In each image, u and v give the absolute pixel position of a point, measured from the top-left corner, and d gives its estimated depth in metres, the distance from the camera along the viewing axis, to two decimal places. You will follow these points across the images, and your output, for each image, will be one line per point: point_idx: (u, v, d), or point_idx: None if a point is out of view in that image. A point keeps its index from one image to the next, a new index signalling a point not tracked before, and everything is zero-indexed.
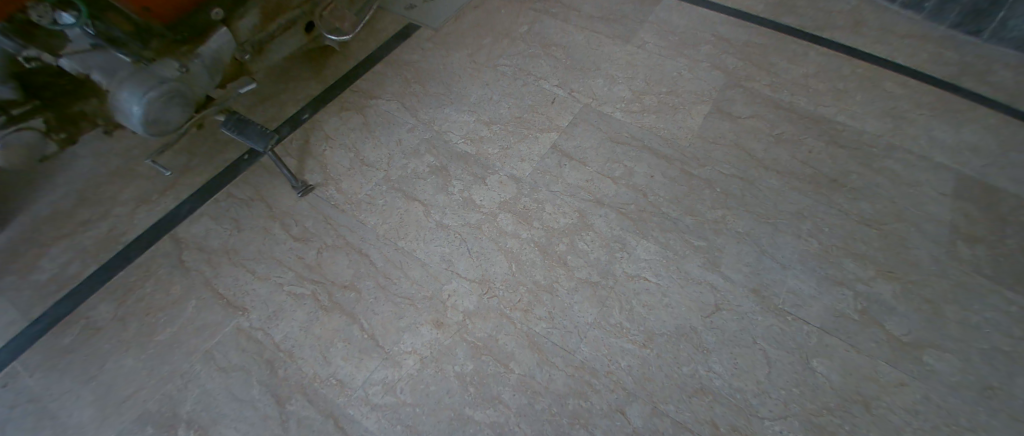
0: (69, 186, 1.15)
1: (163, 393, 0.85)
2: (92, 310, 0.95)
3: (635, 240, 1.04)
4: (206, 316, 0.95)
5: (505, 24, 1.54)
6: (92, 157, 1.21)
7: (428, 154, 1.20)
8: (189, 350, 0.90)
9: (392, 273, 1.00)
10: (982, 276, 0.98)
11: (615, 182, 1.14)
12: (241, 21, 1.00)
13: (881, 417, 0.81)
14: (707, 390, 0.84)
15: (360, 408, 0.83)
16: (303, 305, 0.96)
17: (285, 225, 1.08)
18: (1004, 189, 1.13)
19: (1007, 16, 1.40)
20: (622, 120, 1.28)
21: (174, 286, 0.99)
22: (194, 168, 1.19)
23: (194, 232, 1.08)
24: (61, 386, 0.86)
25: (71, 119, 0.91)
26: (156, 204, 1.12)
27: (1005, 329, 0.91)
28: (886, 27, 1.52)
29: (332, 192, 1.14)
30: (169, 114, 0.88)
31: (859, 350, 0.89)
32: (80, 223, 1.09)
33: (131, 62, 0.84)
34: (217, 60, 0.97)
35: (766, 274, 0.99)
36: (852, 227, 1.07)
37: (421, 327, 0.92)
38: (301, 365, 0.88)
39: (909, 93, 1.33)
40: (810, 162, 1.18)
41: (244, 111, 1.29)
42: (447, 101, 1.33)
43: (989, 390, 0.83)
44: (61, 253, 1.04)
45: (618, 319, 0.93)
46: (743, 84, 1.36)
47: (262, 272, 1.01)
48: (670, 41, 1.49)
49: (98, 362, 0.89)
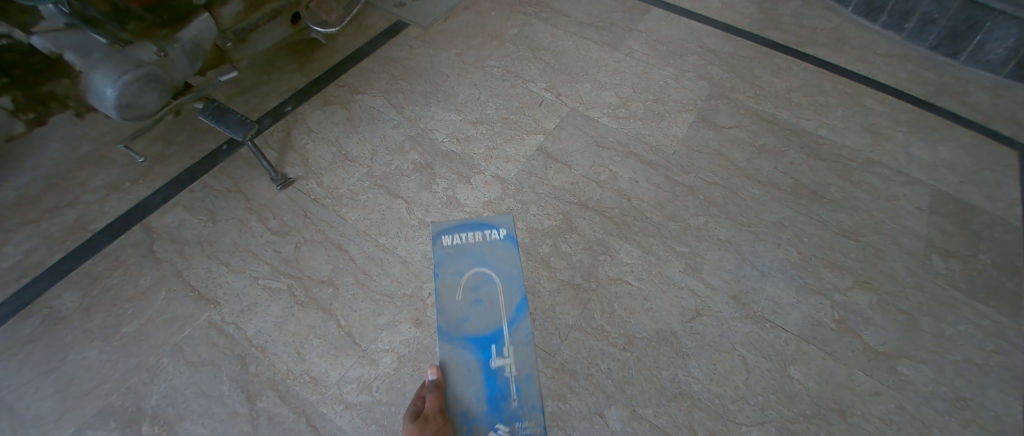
0: (37, 171, 1.11)
1: (126, 387, 0.82)
2: (55, 300, 0.92)
3: (618, 244, 1.05)
4: (176, 308, 0.92)
5: (495, 27, 1.54)
6: (63, 142, 1.17)
7: (414, 152, 1.19)
8: (156, 343, 0.88)
9: (372, 270, 0.98)
10: (956, 289, 1.00)
11: (600, 186, 1.15)
12: (224, 9, 0.99)
13: (855, 424, 0.82)
14: (686, 394, 0.85)
15: (334, 406, 0.82)
16: (279, 299, 0.94)
17: (262, 218, 1.06)
18: (979, 205, 1.16)
19: (984, 39, 1.44)
20: (608, 125, 1.29)
21: (143, 276, 0.96)
22: (171, 157, 1.16)
23: (167, 223, 1.05)
24: (18, 377, 0.83)
25: (42, 99, 0.86)
26: (129, 193, 1.09)
27: (977, 341, 0.93)
28: (867, 45, 1.57)
29: (313, 186, 1.12)
30: (145, 99, 0.86)
31: (834, 359, 0.90)
32: (47, 210, 1.05)
33: (106, 43, 0.83)
34: (198, 47, 0.94)
35: (746, 282, 1.00)
36: (830, 237, 1.08)
37: (400, 325, 0.91)
38: (273, 361, 0.86)
39: (888, 109, 1.37)
40: (790, 173, 1.20)
41: (225, 101, 1.27)
42: (435, 100, 1.32)
43: (960, 401, 0.85)
44: (26, 240, 1.00)
45: (599, 322, 0.93)
46: (727, 95, 1.39)
47: (236, 266, 0.98)
48: (658, 50, 1.51)
49: (58, 354, 0.85)
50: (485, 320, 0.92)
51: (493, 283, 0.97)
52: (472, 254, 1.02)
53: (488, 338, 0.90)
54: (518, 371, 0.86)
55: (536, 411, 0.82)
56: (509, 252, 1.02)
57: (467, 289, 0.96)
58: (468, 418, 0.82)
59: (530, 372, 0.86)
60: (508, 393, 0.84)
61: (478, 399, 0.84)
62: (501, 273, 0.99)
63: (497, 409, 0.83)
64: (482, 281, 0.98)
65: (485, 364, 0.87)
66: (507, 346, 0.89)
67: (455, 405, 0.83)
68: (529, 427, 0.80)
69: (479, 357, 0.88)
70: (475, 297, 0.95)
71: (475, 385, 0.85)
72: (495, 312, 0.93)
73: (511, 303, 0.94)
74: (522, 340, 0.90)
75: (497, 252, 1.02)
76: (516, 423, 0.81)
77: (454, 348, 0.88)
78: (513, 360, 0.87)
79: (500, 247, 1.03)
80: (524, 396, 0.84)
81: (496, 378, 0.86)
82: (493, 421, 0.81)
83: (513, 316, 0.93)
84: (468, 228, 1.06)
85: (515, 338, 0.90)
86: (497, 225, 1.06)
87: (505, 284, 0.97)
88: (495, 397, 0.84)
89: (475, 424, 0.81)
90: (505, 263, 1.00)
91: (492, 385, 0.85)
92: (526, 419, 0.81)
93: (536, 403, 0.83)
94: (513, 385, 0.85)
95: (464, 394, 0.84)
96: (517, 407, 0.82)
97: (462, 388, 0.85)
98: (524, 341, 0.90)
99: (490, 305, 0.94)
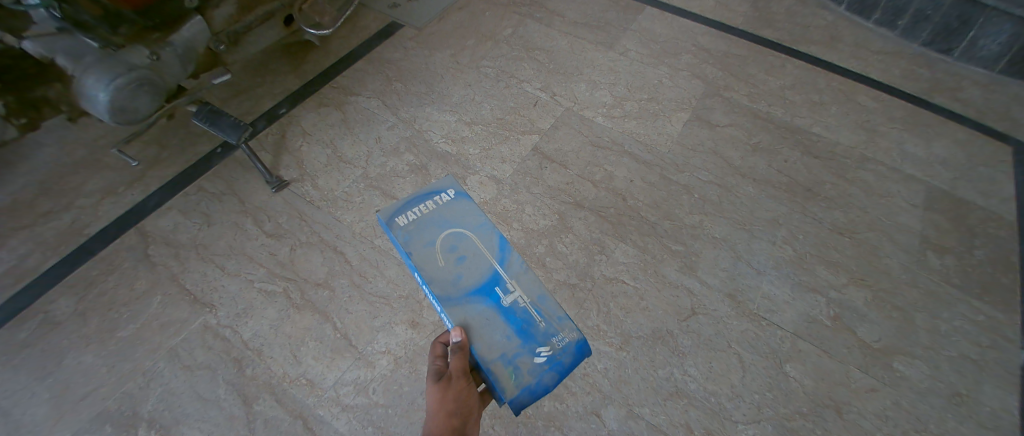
0: (30, 176, 1.11)
1: (122, 391, 0.82)
2: (51, 305, 0.92)
3: (614, 243, 1.05)
4: (171, 312, 0.92)
5: (489, 27, 1.54)
6: (57, 147, 1.16)
7: (409, 153, 1.19)
8: (151, 347, 0.87)
9: (367, 272, 0.98)
10: (950, 284, 1.01)
11: (595, 186, 1.15)
12: (217, 10, 0.98)
13: (851, 421, 0.83)
14: (682, 393, 0.85)
15: (331, 409, 0.82)
16: (274, 302, 0.94)
17: (257, 221, 1.06)
18: (973, 201, 1.17)
19: (977, 35, 1.45)
20: (603, 125, 1.29)
21: (138, 281, 0.96)
22: (165, 160, 1.16)
23: (162, 226, 1.04)
24: (13, 383, 0.83)
25: (32, 104, 0.87)
26: (124, 197, 1.08)
27: (972, 336, 0.93)
28: (860, 42, 1.57)
29: (308, 188, 1.12)
30: (138, 102, 0.86)
31: (830, 355, 0.90)
32: (41, 214, 1.05)
33: (98, 47, 0.83)
34: (192, 49, 0.94)
35: (741, 280, 1.00)
36: (825, 235, 1.08)
37: (396, 326, 0.91)
38: (269, 364, 0.86)
39: (882, 106, 1.37)
40: (785, 171, 1.21)
41: (219, 104, 1.27)
42: (429, 101, 1.32)
43: (956, 397, 0.86)
44: (21, 245, 1.00)
45: (595, 321, 0.93)
46: (721, 93, 1.39)
47: (231, 269, 0.98)
48: (652, 49, 1.51)
49: (53, 360, 0.85)
50: (475, 272, 0.77)
51: (466, 237, 0.81)
52: (432, 221, 0.83)
53: (488, 283, 0.76)
54: (531, 295, 0.75)
55: (564, 319, 0.74)
56: (469, 205, 0.86)
57: (445, 253, 0.79)
58: (508, 357, 0.69)
59: (544, 290, 0.77)
60: (533, 318, 0.73)
61: (508, 337, 0.70)
62: (469, 225, 0.83)
63: (531, 336, 0.71)
64: (456, 238, 0.81)
65: (498, 305, 0.74)
66: (511, 280, 0.77)
67: (487, 353, 0.68)
68: (565, 335, 0.72)
69: (490, 302, 0.74)
70: (456, 256, 0.79)
71: (500, 327, 0.71)
72: (483, 259, 0.79)
73: (491, 243, 0.81)
74: (520, 270, 0.78)
75: (457, 210, 0.85)
76: (553, 337, 0.72)
77: (460, 306, 0.72)
78: (523, 288, 0.76)
79: (456, 206, 0.86)
80: (548, 313, 0.74)
81: (514, 310, 0.74)
82: (533, 347, 0.70)
83: (500, 254, 0.80)
84: (416, 200, 0.86)
85: (515, 271, 0.78)
86: (442, 189, 0.88)
87: (479, 232, 0.82)
88: (523, 327, 0.72)
89: (518, 358, 0.69)
90: (469, 213, 0.85)
91: (515, 318, 0.73)
92: (561, 331, 0.73)
93: (561, 314, 0.75)
94: (534, 310, 0.74)
95: (492, 340, 0.70)
96: (546, 325, 0.73)
97: (487, 336, 0.70)
98: (523, 270, 0.79)
99: (474, 255, 0.79)
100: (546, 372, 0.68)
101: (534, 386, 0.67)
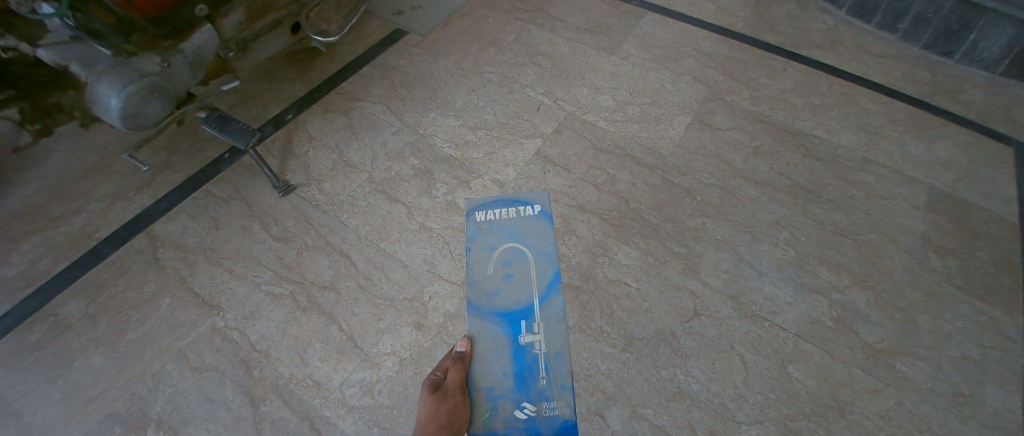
0: (42, 181, 1.13)
1: (131, 392, 0.84)
2: (62, 307, 0.94)
3: (617, 245, 1.05)
4: (180, 314, 0.93)
5: (493, 33, 1.56)
6: (68, 152, 1.19)
7: (413, 157, 1.21)
8: (160, 349, 0.89)
9: (373, 275, 1.00)
10: (953, 286, 1.01)
11: (598, 189, 1.16)
12: (227, 19, 1.00)
13: (855, 421, 0.83)
14: (685, 394, 0.86)
15: (337, 410, 0.83)
16: (281, 305, 0.95)
17: (264, 225, 1.07)
18: (975, 203, 1.17)
19: (977, 38, 1.45)
20: (606, 129, 1.30)
21: (148, 284, 0.97)
22: (174, 166, 1.17)
23: (171, 230, 1.06)
24: (26, 385, 0.84)
25: (47, 110, 0.89)
26: (133, 202, 1.10)
27: (976, 337, 0.93)
28: (861, 46, 1.58)
29: (314, 193, 1.13)
30: (149, 108, 0.88)
31: (833, 356, 0.90)
32: (53, 219, 1.07)
33: (111, 55, 0.85)
34: (202, 56, 0.96)
35: (744, 282, 1.01)
36: (827, 237, 1.09)
37: (401, 328, 0.92)
38: (276, 366, 0.87)
39: (883, 109, 1.38)
40: (787, 174, 1.21)
41: (227, 111, 1.29)
42: (433, 106, 1.34)
43: (960, 397, 0.86)
44: (33, 249, 1.02)
45: (599, 323, 0.94)
46: (723, 97, 1.40)
47: (239, 272, 1.00)
48: (654, 54, 1.52)
49: (64, 361, 0.87)
50: (514, 296, 0.98)
51: (525, 258, 1.04)
52: (505, 229, 1.08)
53: (519, 314, 0.96)
54: (548, 348, 0.91)
55: (564, 390, 0.87)
56: (543, 228, 1.08)
57: (499, 265, 1.02)
58: (494, 392, 0.88)
59: (560, 349, 0.91)
60: (537, 371, 0.90)
61: (505, 375, 0.90)
62: (533, 249, 1.05)
63: (525, 386, 0.89)
64: (515, 257, 1.04)
65: (514, 340, 0.93)
66: (538, 323, 0.94)
67: (481, 378, 0.89)
68: (557, 406, 0.85)
69: (508, 332, 0.94)
70: (507, 273, 1.01)
71: (504, 362, 0.91)
72: (526, 286, 0.99)
73: (542, 278, 1.00)
74: (554, 316, 0.95)
75: (532, 228, 1.08)
76: (544, 401, 0.86)
77: (483, 322, 0.94)
78: (543, 337, 0.93)
79: (534, 222, 1.09)
80: (552, 375, 0.89)
81: (525, 354, 0.92)
82: (519, 398, 0.87)
83: (545, 291, 0.98)
84: (503, 204, 1.12)
85: (546, 315, 0.95)
86: (532, 201, 1.13)
87: (537, 260, 1.03)
88: (523, 374, 0.90)
89: (501, 399, 0.87)
90: (538, 239, 1.06)
91: (521, 363, 0.91)
92: (554, 399, 0.86)
93: (565, 383, 0.88)
94: (543, 363, 0.90)
95: (490, 369, 0.90)
96: (544, 385, 0.88)
97: (490, 363, 0.91)
98: (556, 317, 0.95)
99: (521, 278, 1.01)
100: (517, 427, 0.85)
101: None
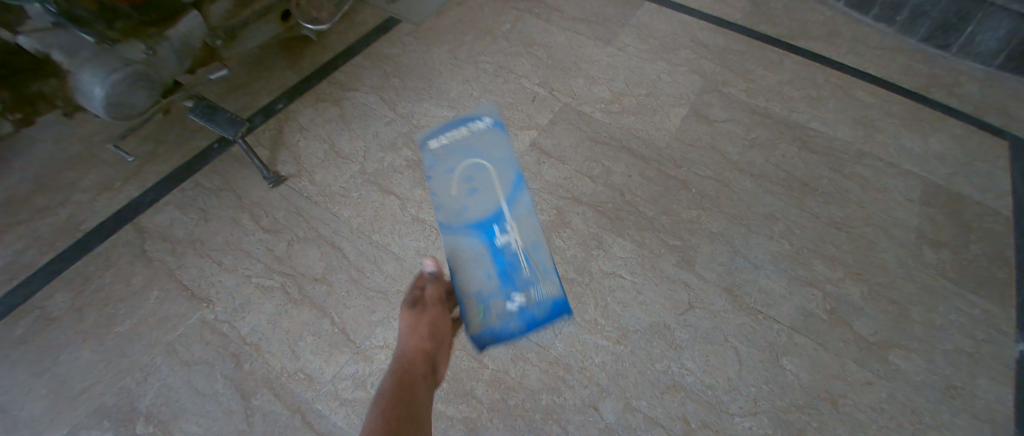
0: (26, 172, 1.10)
1: (120, 386, 0.83)
2: (48, 300, 0.92)
3: (611, 238, 1.05)
4: (168, 307, 0.92)
5: (487, 23, 1.54)
6: (52, 142, 1.16)
7: (406, 148, 1.19)
8: (149, 342, 0.87)
9: (365, 267, 0.98)
10: (947, 279, 1.01)
11: (593, 181, 1.15)
12: (213, 6, 0.98)
13: (847, 413, 0.83)
14: (679, 386, 0.85)
15: (328, 403, 0.82)
16: (272, 297, 0.94)
17: (254, 216, 1.06)
18: (969, 196, 1.17)
19: (974, 31, 1.44)
20: (601, 120, 1.29)
21: (136, 276, 0.96)
22: (162, 156, 1.15)
23: (159, 222, 1.04)
24: (11, 378, 0.83)
25: (28, 99, 0.86)
26: (120, 193, 1.08)
27: (968, 330, 0.94)
28: (858, 37, 1.57)
29: (305, 184, 1.11)
30: (134, 97, 0.86)
31: (826, 349, 0.91)
32: (37, 210, 1.04)
33: (95, 43, 0.82)
34: (188, 44, 0.94)
35: (739, 274, 1.01)
36: (822, 229, 1.09)
37: (394, 321, 0.91)
38: (267, 359, 0.86)
39: (879, 102, 1.37)
40: (783, 166, 1.21)
41: (216, 100, 1.27)
42: (427, 96, 1.32)
43: (952, 390, 0.86)
44: (17, 240, 1.00)
45: (593, 315, 0.93)
46: (719, 88, 1.39)
47: (229, 264, 0.98)
48: (650, 44, 1.51)
49: (51, 354, 0.85)
50: (482, 209, 0.99)
51: (485, 171, 1.06)
52: (463, 154, 1.10)
53: (490, 221, 0.97)
54: (523, 241, 0.97)
55: (548, 274, 0.94)
56: (499, 153, 1.12)
57: (462, 183, 1.04)
58: (483, 295, 0.89)
59: (535, 240, 0.98)
60: (518, 263, 0.93)
61: (490, 276, 0.90)
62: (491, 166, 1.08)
63: (511, 279, 0.91)
64: (476, 172, 1.05)
65: (491, 243, 0.94)
66: (509, 222, 0.99)
67: (469, 285, 0.90)
68: (543, 287, 0.92)
69: (484, 239, 0.95)
70: (471, 188, 1.02)
71: (486, 264, 0.92)
72: (491, 197, 1.01)
73: (504, 185, 1.05)
74: (524, 213, 1.01)
75: (487, 153, 1.10)
76: (530, 287, 0.91)
77: (458, 238, 0.96)
78: (517, 233, 0.97)
79: (489, 149, 1.12)
80: (534, 264, 0.94)
81: (504, 253, 0.94)
82: (508, 291, 0.89)
83: (509, 195, 1.03)
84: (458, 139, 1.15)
85: (515, 214, 1.00)
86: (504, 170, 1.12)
87: (497, 172, 1.06)
88: (506, 270, 0.92)
89: (491, 298, 0.89)
90: (495, 158, 1.10)
91: (502, 260, 0.92)
92: (539, 281, 0.92)
93: (547, 267, 0.95)
94: (522, 254, 0.95)
95: (476, 274, 0.91)
96: (529, 273, 0.93)
97: (474, 271, 0.91)
98: (526, 214, 1.01)
99: (485, 191, 1.02)
100: (513, 317, 0.88)
101: (499, 330, 0.88)
